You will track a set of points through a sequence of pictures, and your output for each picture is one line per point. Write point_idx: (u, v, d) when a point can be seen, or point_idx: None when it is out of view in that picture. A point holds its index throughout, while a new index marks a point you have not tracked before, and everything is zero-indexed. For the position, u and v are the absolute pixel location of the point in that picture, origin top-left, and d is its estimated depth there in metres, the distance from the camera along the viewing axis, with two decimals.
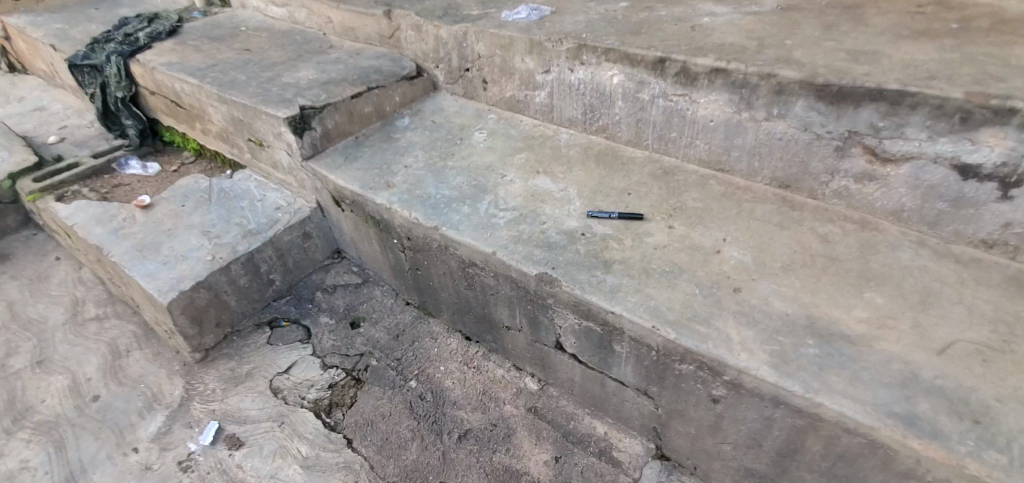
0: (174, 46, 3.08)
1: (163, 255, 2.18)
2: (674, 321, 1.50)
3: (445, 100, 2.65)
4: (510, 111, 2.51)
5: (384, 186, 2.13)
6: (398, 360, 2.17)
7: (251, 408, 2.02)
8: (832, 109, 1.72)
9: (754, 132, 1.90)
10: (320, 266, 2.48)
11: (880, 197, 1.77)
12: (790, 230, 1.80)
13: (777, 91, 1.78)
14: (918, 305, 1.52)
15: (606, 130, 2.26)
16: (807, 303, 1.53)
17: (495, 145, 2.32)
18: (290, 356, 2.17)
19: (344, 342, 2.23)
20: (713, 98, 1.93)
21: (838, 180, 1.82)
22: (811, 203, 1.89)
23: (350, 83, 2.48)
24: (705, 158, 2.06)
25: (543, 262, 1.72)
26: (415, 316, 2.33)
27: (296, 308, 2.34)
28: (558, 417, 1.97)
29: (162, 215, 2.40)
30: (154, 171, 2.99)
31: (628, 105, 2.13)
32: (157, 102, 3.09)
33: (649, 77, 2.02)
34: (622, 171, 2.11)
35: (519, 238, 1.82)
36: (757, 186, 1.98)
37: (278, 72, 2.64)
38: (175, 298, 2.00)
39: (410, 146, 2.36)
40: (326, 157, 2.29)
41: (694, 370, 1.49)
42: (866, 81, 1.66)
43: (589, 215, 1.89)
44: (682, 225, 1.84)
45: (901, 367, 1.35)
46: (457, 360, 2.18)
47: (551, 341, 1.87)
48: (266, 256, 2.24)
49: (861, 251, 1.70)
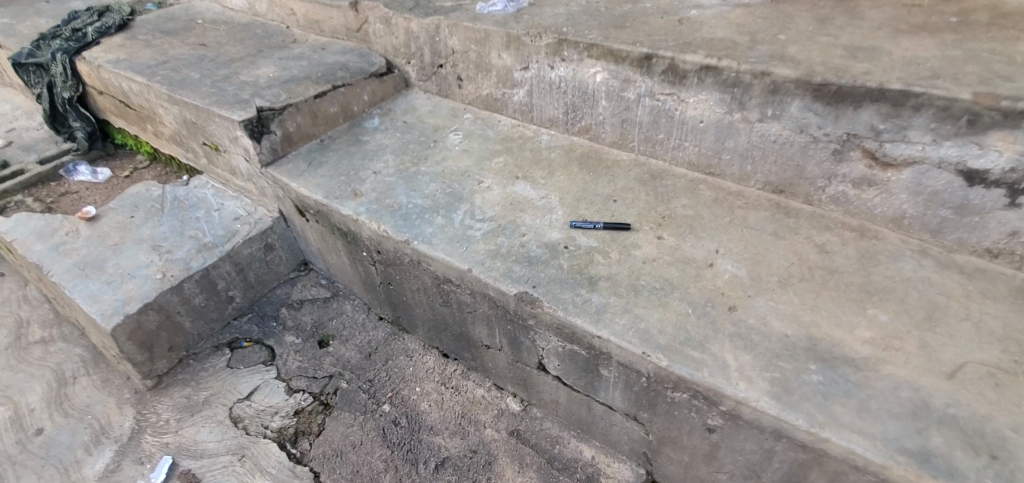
0: (123, 41, 2.84)
1: (107, 274, 1.99)
2: (665, 346, 1.38)
3: (417, 98, 2.48)
4: (487, 110, 2.35)
5: (350, 194, 1.96)
6: (370, 382, 2.04)
7: (209, 441, 1.85)
8: (830, 110, 1.60)
9: (746, 134, 1.77)
10: (284, 280, 2.31)
11: (880, 204, 1.66)
12: (786, 240, 1.68)
13: (772, 91, 1.66)
14: (924, 322, 1.42)
15: (589, 131, 2.12)
16: (807, 322, 1.42)
17: (472, 148, 2.17)
18: (251, 380, 2.02)
19: (311, 364, 2.08)
20: (703, 98, 1.79)
21: (836, 185, 1.70)
22: (807, 209, 1.77)
23: (314, 81, 2.29)
24: (694, 161, 1.93)
25: (523, 280, 1.58)
26: (388, 333, 2.20)
27: (259, 327, 2.18)
28: (542, 441, 1.85)
29: (108, 227, 2.21)
30: (104, 177, 2.80)
31: (612, 104, 1.99)
32: (106, 102, 2.86)
33: (634, 75, 1.88)
34: (606, 176, 1.97)
35: (497, 253, 1.68)
36: (750, 191, 1.86)
37: (235, 70, 2.44)
38: (120, 323, 1.82)
39: (380, 149, 2.19)
40: (287, 163, 2.11)
41: (688, 399, 1.37)
42: (867, 80, 1.53)
43: (573, 225, 1.75)
44: (671, 235, 1.71)
45: (911, 395, 1.24)
46: (434, 380, 2.05)
47: (533, 362, 1.74)
48: (224, 272, 2.07)
49: (861, 263, 1.60)
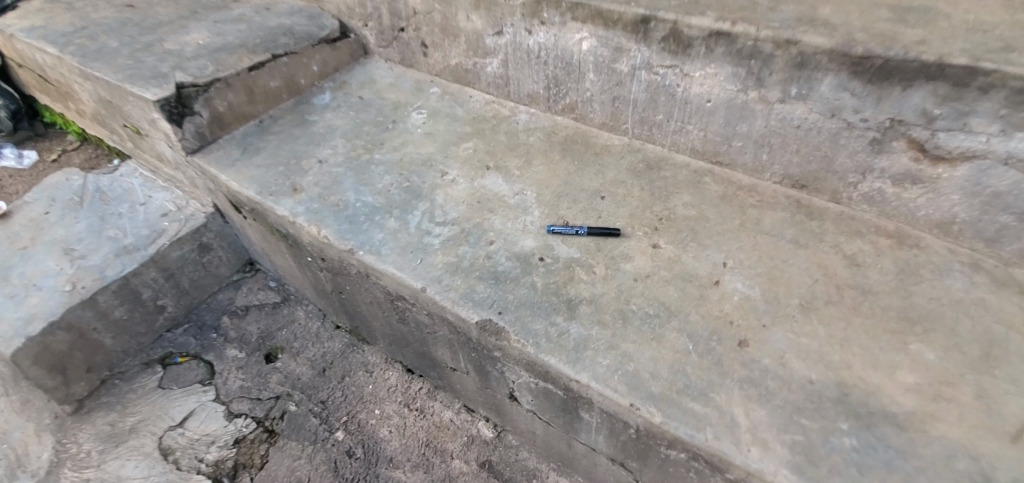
0: (42, 3, 2.44)
1: (12, 285, 1.72)
2: (658, 396, 1.11)
3: (377, 68, 2.12)
4: (457, 83, 2.00)
5: (288, 190, 1.64)
6: (322, 403, 1.80)
7: (134, 477, 1.63)
8: (870, 91, 1.27)
9: (762, 117, 1.44)
10: (227, 284, 2.04)
11: (923, 205, 1.36)
12: (808, 249, 1.39)
13: (798, 64, 1.32)
14: (982, 362, 1.15)
15: (575, 110, 1.78)
16: (836, 363, 1.15)
17: (437, 130, 1.83)
18: (186, 404, 1.78)
19: (256, 383, 1.84)
20: (712, 72, 1.45)
21: (871, 182, 1.39)
22: (833, 209, 1.47)
23: (249, 50, 1.93)
24: (699, 148, 1.61)
25: (486, 305, 1.30)
26: (346, 344, 1.94)
27: (196, 339, 1.93)
28: (517, 476, 1.62)
29: (18, 225, 1.90)
30: (30, 163, 2.48)
31: (601, 78, 1.65)
32: (26, 76, 2.50)
33: (628, 43, 1.53)
34: (594, 166, 1.66)
35: (457, 268, 1.39)
36: (764, 185, 1.55)
37: (160, 36, 2.07)
38: (21, 348, 1.56)
39: (328, 132, 1.85)
40: (217, 150, 1.80)
41: (686, 459, 1.11)
42: (922, 52, 1.20)
43: (551, 230, 1.45)
44: (669, 244, 1.42)
45: (968, 466, 0.99)
46: (396, 401, 1.80)
47: (504, 392, 1.48)
48: (149, 279, 1.79)
49: (900, 280, 1.31)
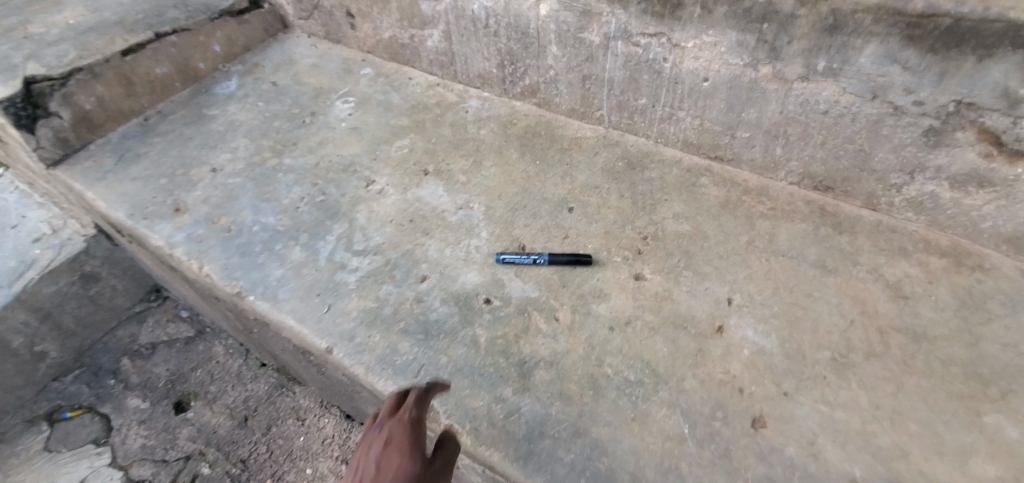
0: None
1: None
2: None
3: (298, 45, 1.73)
4: (393, 62, 1.61)
5: (169, 211, 1.30)
6: (242, 463, 1.48)
7: None
8: (928, 62, 0.92)
9: (777, 100, 1.09)
10: (126, 318, 1.73)
11: (992, 215, 1.02)
12: (838, 275, 1.06)
13: (828, 28, 0.96)
14: None
15: (537, 93, 1.41)
16: (887, 450, 0.85)
17: (365, 123, 1.46)
18: (74, 472, 1.46)
19: (162, 441, 1.52)
20: (710, 41, 1.09)
21: (921, 184, 1.05)
22: (868, 218, 1.13)
23: (127, 29, 1.55)
24: (693, 140, 1.25)
25: (409, 373, 0.97)
26: (273, 385, 1.62)
27: (91, 387, 1.61)
28: None
29: None
30: None
31: (567, 52, 1.27)
32: None
33: (599, 5, 1.16)
34: (560, 166, 1.30)
35: (375, 317, 1.05)
36: (777, 186, 1.20)
37: (25, 17, 1.67)
38: None
39: (230, 130, 1.48)
40: (89, 161, 1.45)
41: None
42: (1009, 6, 0.84)
43: (500, 259, 1.12)
44: (655, 274, 1.08)
45: None
46: (331, 456, 1.49)
47: None
48: (17, 324, 1.44)
49: (961, 318, 0.98)
